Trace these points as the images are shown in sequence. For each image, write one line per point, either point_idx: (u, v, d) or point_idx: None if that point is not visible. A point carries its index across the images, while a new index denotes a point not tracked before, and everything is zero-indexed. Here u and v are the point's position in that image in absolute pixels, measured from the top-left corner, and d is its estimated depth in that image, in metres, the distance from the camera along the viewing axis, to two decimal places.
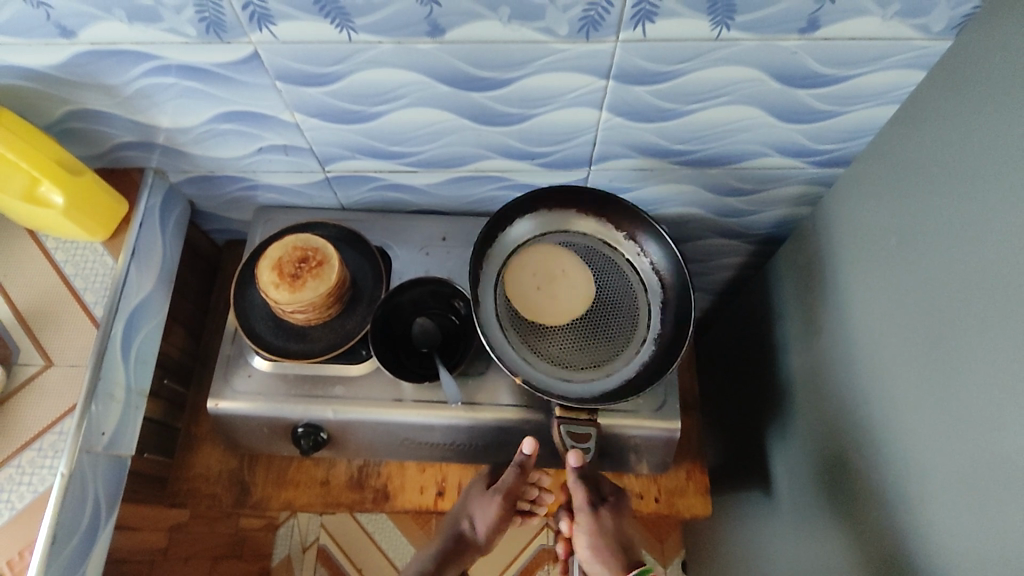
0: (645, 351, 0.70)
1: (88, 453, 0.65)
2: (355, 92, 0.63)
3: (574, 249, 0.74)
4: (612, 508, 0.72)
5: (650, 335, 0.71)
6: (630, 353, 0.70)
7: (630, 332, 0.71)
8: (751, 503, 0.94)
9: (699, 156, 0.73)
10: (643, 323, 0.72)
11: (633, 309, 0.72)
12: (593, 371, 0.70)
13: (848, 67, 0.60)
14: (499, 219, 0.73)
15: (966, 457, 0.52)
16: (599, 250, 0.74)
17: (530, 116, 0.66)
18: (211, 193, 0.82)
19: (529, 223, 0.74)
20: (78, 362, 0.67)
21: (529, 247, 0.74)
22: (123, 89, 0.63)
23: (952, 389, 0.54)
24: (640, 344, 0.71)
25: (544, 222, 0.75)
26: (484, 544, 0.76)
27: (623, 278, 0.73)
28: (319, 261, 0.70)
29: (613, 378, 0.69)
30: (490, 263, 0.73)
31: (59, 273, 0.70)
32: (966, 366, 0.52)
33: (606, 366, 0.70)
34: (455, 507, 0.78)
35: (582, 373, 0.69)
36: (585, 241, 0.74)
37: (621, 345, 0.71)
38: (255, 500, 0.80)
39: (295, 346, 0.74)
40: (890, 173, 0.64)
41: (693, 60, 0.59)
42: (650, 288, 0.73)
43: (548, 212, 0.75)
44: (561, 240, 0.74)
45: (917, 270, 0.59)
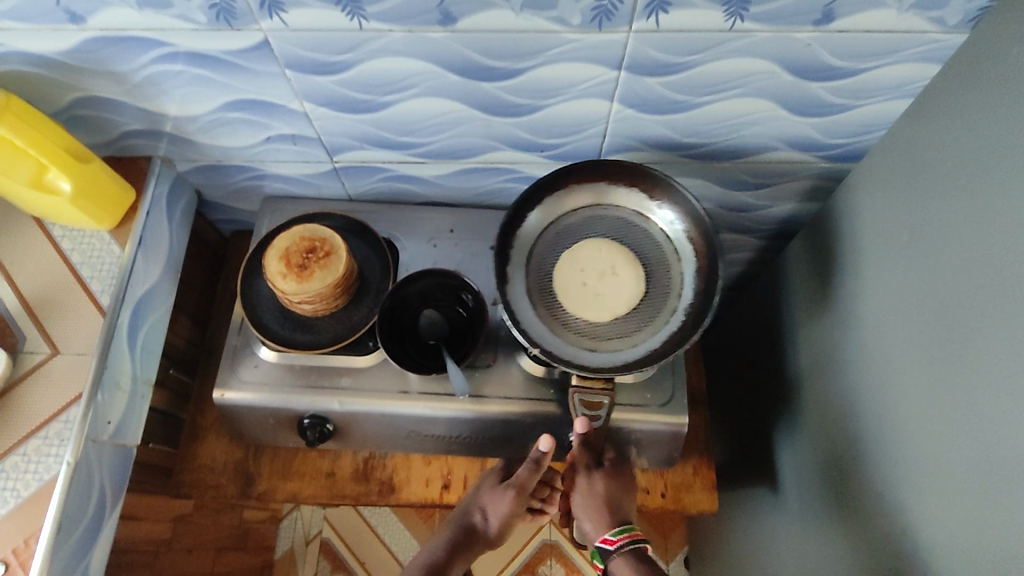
0: (676, 321, 0.67)
1: (94, 442, 0.65)
2: (365, 81, 0.62)
3: (603, 222, 0.72)
4: (609, 471, 0.73)
5: (682, 306, 0.68)
6: (660, 322, 0.68)
7: (663, 303, 0.69)
8: (756, 500, 0.94)
9: (710, 149, 0.73)
10: (675, 293, 0.69)
11: (666, 279, 0.69)
12: (622, 343, 0.67)
13: (862, 59, 0.60)
14: (524, 196, 0.72)
15: (976, 454, 0.52)
16: (631, 221, 0.72)
17: (540, 107, 0.66)
18: (217, 182, 0.82)
19: (551, 201, 0.72)
20: (84, 350, 0.66)
21: (556, 223, 0.72)
22: (131, 76, 0.63)
23: (962, 385, 0.54)
24: (671, 314, 0.68)
25: (568, 196, 0.73)
26: (495, 538, 0.76)
27: (656, 247, 0.71)
28: (326, 252, 0.70)
29: (641, 350, 0.67)
30: (518, 239, 0.72)
31: (66, 261, 0.70)
32: (977, 361, 0.52)
33: (635, 337, 0.67)
34: (467, 497, 0.78)
35: (610, 346, 0.67)
36: (615, 213, 0.72)
37: (652, 316, 0.68)
38: (260, 491, 0.80)
39: (301, 337, 0.73)
40: (902, 167, 0.63)
41: (705, 51, 0.58)
42: (683, 254, 0.70)
43: (577, 187, 0.72)
44: (589, 213, 0.72)
45: (929, 265, 0.58)
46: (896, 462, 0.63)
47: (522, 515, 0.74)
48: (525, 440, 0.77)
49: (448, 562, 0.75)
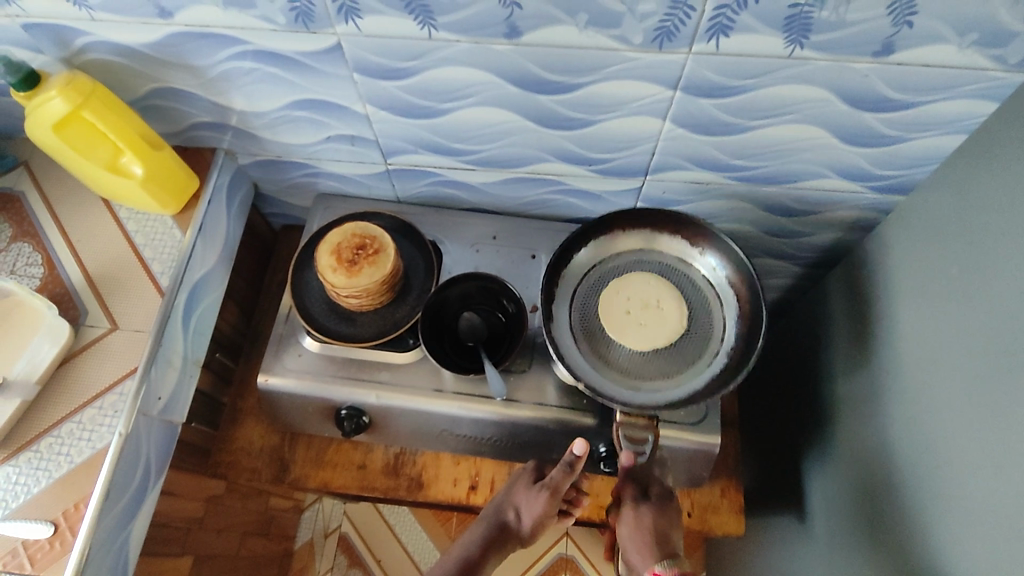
0: (716, 363, 0.71)
1: (145, 416, 0.67)
2: (428, 88, 0.65)
3: (647, 267, 0.76)
4: (654, 505, 0.70)
5: (723, 349, 0.72)
6: (700, 365, 0.71)
7: (703, 344, 0.72)
8: (783, 528, 0.93)
9: (758, 173, 0.73)
10: (715, 336, 0.73)
11: (708, 322, 0.73)
12: (664, 380, 0.71)
13: (919, 93, 0.60)
14: (577, 235, 0.75)
15: (1010, 492, 0.51)
16: (676, 267, 0.75)
17: (593, 121, 0.67)
18: (274, 177, 0.85)
19: (602, 240, 0.77)
20: (142, 327, 0.70)
21: (602, 269, 0.76)
22: (208, 71, 0.66)
23: (1002, 421, 0.53)
24: (712, 356, 0.72)
25: (613, 241, 0.77)
26: (528, 536, 0.75)
27: (697, 292, 0.74)
28: (376, 249, 0.73)
29: (683, 387, 0.70)
30: (570, 277, 0.76)
31: (130, 242, 0.73)
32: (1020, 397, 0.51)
33: (675, 376, 0.71)
34: (501, 494, 0.77)
35: (651, 384, 0.71)
36: (660, 259, 0.76)
37: (692, 356, 0.72)
38: (293, 478, 0.82)
39: (345, 330, 0.76)
40: (954, 201, 0.63)
41: (763, 76, 0.59)
42: (725, 299, 0.74)
43: (623, 233, 0.77)
44: (635, 256, 0.76)
45: (977, 298, 0.58)
46: (929, 496, 0.62)
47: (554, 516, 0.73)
48: (555, 448, 0.77)
49: (480, 558, 0.74)
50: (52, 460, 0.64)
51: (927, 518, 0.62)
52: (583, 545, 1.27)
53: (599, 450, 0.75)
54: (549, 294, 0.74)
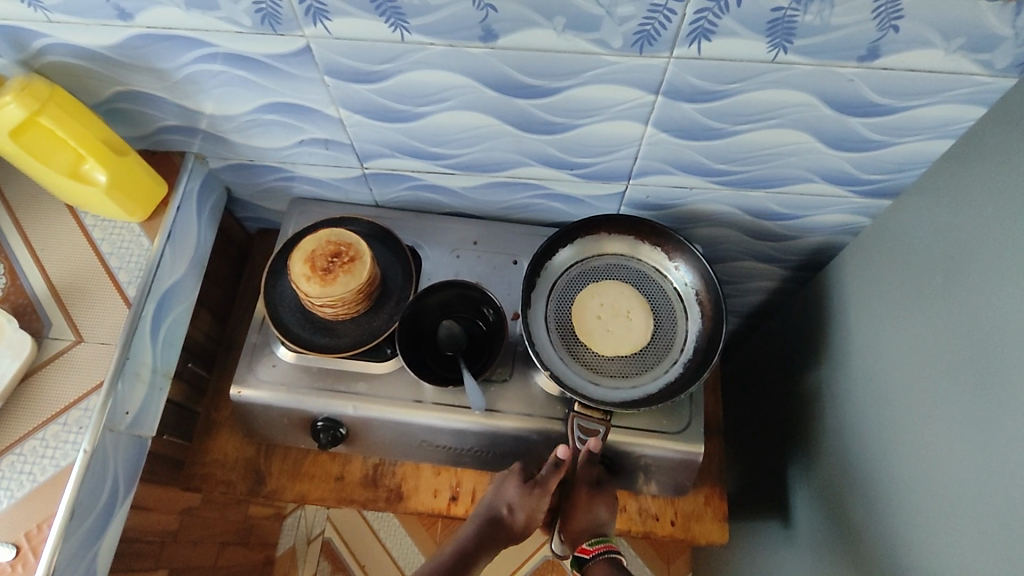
0: (675, 370, 0.71)
1: (111, 431, 0.65)
2: (403, 92, 0.63)
3: (623, 271, 0.75)
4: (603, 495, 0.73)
5: (683, 358, 0.72)
6: (659, 372, 0.71)
7: (665, 352, 0.72)
8: (767, 533, 0.93)
9: (742, 177, 0.72)
10: (679, 345, 0.73)
11: (671, 333, 0.73)
12: (623, 382, 0.71)
13: (905, 98, 0.58)
14: (562, 232, 0.75)
15: (994, 507, 0.51)
16: (649, 274, 0.75)
17: (574, 126, 0.66)
18: (247, 181, 0.82)
19: (581, 242, 0.76)
20: (108, 340, 0.67)
21: (578, 267, 0.76)
22: (173, 73, 0.64)
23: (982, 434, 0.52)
24: (672, 364, 0.72)
25: (596, 241, 0.76)
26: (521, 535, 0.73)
27: (666, 302, 0.74)
28: (351, 257, 0.71)
29: (640, 390, 0.70)
30: (546, 274, 0.75)
31: (95, 251, 0.71)
32: (1001, 410, 0.51)
33: (636, 378, 0.71)
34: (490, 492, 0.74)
35: (611, 381, 0.71)
36: (635, 265, 0.76)
37: (652, 362, 0.72)
38: (269, 491, 0.80)
39: (321, 340, 0.74)
40: (940, 207, 0.62)
41: (746, 81, 0.58)
42: (690, 312, 0.73)
43: (605, 235, 0.76)
44: (615, 259, 0.76)
45: (959, 307, 0.57)
46: (911, 506, 0.62)
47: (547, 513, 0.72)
48: (536, 458, 0.76)
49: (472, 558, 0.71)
50: (14, 479, 0.62)
51: (908, 529, 0.62)
52: None
53: None
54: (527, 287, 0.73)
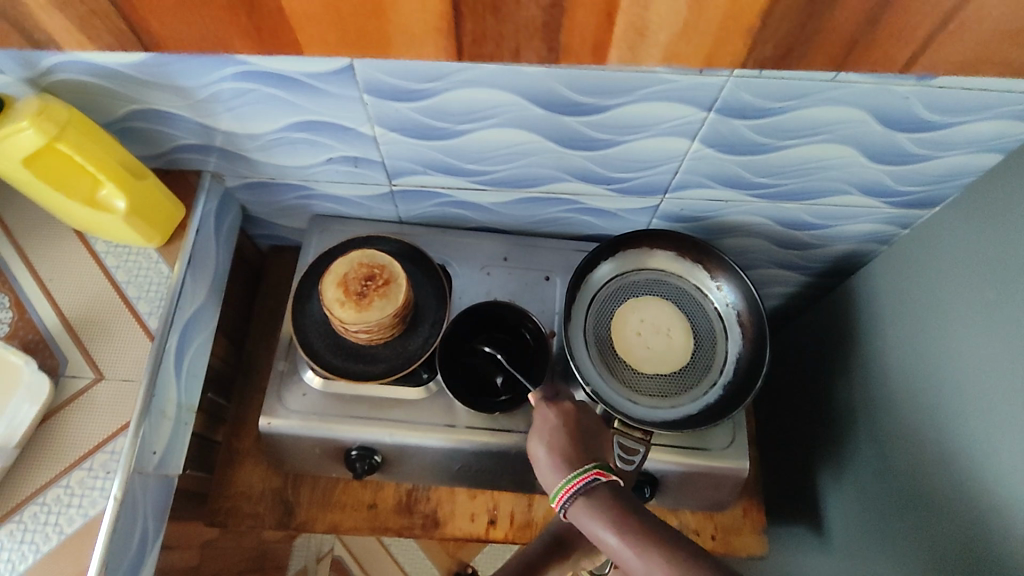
0: (713, 393, 0.70)
1: (139, 473, 0.61)
2: (446, 110, 0.60)
3: (664, 287, 0.75)
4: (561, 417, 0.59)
5: (721, 381, 0.71)
6: (696, 393, 0.70)
7: (703, 374, 0.71)
8: (792, 538, 0.94)
9: (781, 190, 0.71)
10: (717, 368, 0.72)
11: (710, 355, 0.72)
12: (661, 402, 0.70)
13: (956, 114, 0.58)
14: (605, 243, 0.74)
15: None
16: (690, 293, 0.74)
17: (619, 142, 0.64)
18: (264, 199, 0.78)
19: (624, 256, 0.75)
20: (131, 376, 0.63)
21: (618, 281, 0.75)
22: (197, 92, 0.60)
23: None
24: (710, 386, 0.71)
25: (639, 256, 0.75)
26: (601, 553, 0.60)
27: (706, 323, 0.73)
28: (386, 280, 0.68)
29: (677, 411, 0.69)
30: (586, 286, 0.74)
31: (111, 280, 0.66)
32: None
33: (673, 399, 0.70)
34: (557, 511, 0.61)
35: (649, 399, 0.70)
36: (677, 282, 0.75)
37: (690, 383, 0.71)
38: (299, 522, 0.77)
39: (357, 366, 0.70)
40: (988, 221, 0.62)
41: (802, 98, 0.57)
42: (730, 333, 0.73)
43: (649, 250, 0.75)
44: (657, 275, 0.75)
45: (1017, 325, 0.57)
46: (957, 520, 0.62)
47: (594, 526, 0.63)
48: None
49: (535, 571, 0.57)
50: (38, 531, 0.57)
51: (953, 542, 0.62)
52: None
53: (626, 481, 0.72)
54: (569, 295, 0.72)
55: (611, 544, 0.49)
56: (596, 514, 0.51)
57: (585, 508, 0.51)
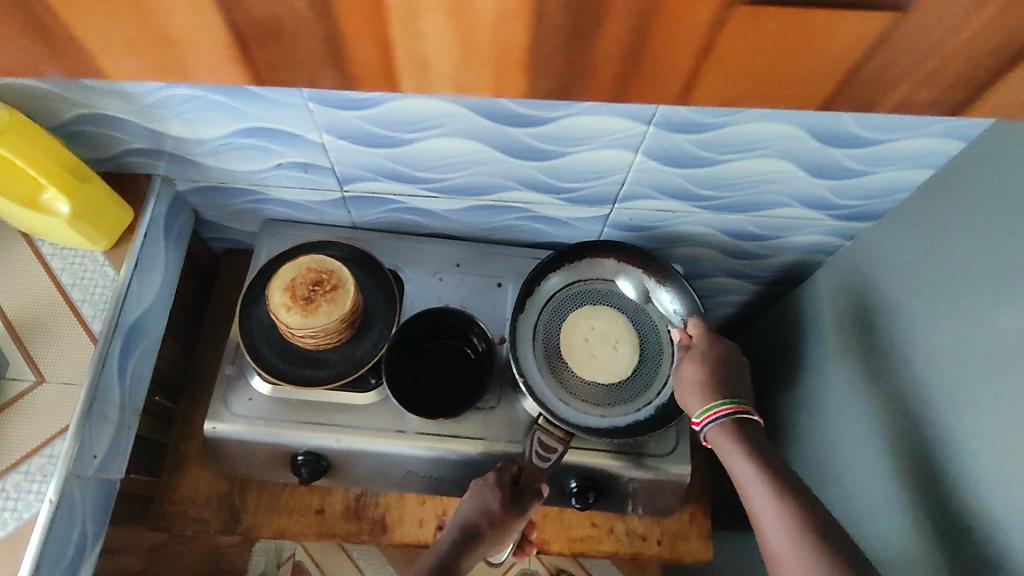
0: (643, 412, 0.71)
1: (78, 478, 0.61)
2: (390, 119, 0.60)
3: (623, 301, 0.76)
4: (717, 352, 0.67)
5: (656, 402, 0.71)
6: (628, 407, 0.71)
7: (641, 392, 0.72)
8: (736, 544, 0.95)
9: (725, 203, 0.73)
10: (655, 389, 0.72)
11: (652, 375, 0.72)
12: (591, 408, 0.70)
13: (888, 132, 0.60)
14: (572, 247, 0.75)
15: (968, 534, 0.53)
16: (649, 313, 0.75)
17: (564, 153, 0.65)
18: (216, 203, 0.78)
19: (594, 264, 0.76)
20: (73, 380, 0.63)
21: (579, 285, 0.76)
22: (142, 98, 0.60)
23: (957, 465, 0.54)
24: (643, 405, 0.71)
25: (605, 266, 0.76)
26: (512, 524, 0.66)
27: (657, 344, 0.74)
28: (333, 285, 0.68)
29: (603, 419, 0.70)
30: (547, 285, 0.75)
31: (55, 282, 0.66)
32: (977, 444, 0.52)
33: (606, 408, 0.71)
34: (467, 496, 0.67)
35: (580, 403, 0.70)
36: (638, 299, 0.76)
37: (625, 397, 0.71)
38: (245, 527, 0.77)
39: (303, 372, 0.71)
40: (918, 234, 0.64)
41: (737, 114, 0.58)
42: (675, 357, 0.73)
43: (616, 262, 0.76)
44: (621, 288, 0.76)
45: (938, 335, 0.58)
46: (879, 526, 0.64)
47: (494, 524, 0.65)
48: None
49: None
50: None
51: (873, 548, 0.64)
52: (546, 561, 1.31)
53: (571, 486, 0.73)
54: (525, 289, 0.74)
55: (747, 470, 0.57)
56: (737, 443, 0.60)
57: (724, 438, 0.61)
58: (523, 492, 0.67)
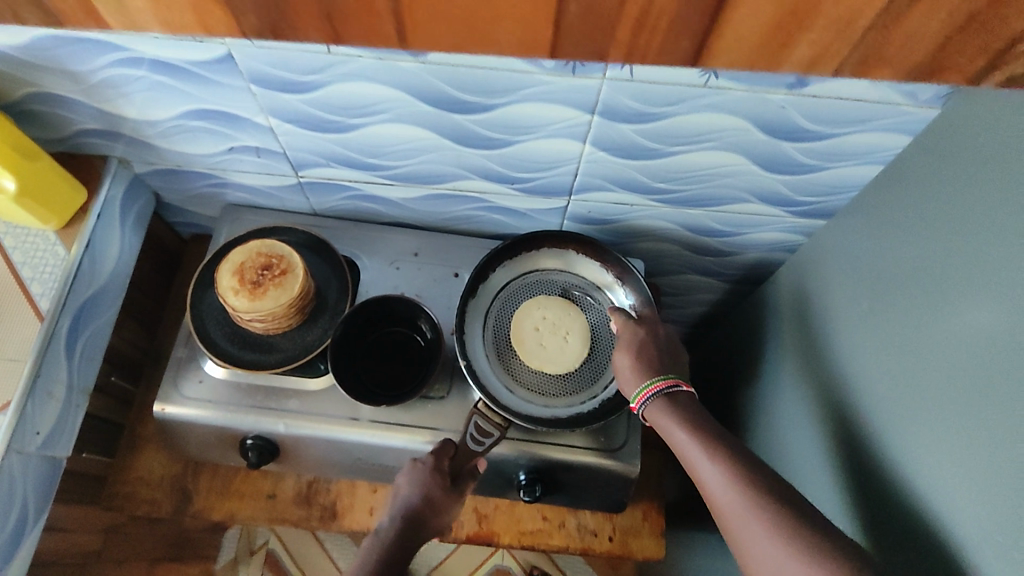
0: (588, 405, 0.70)
1: (18, 453, 0.62)
2: (333, 103, 0.61)
3: (578, 293, 0.75)
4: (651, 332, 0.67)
5: (602, 395, 0.71)
6: (572, 398, 0.71)
7: (587, 384, 0.71)
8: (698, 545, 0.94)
9: (681, 196, 0.72)
10: (602, 382, 0.72)
11: (600, 368, 0.72)
12: (536, 398, 0.70)
13: (835, 125, 0.59)
14: (529, 236, 0.75)
15: (898, 534, 0.52)
16: (603, 306, 0.75)
17: (512, 142, 0.65)
18: (176, 186, 0.79)
19: (551, 254, 0.76)
20: (18, 356, 0.63)
21: (535, 275, 0.75)
22: (88, 77, 0.60)
23: (892, 464, 0.53)
24: (589, 397, 0.71)
25: (562, 257, 0.76)
26: (451, 508, 0.66)
27: (608, 338, 0.73)
28: (283, 270, 0.68)
29: (546, 410, 0.70)
30: (502, 273, 0.75)
31: (6, 260, 0.67)
32: (909, 443, 0.51)
33: (550, 398, 0.70)
34: (401, 483, 0.65)
35: (525, 391, 0.70)
36: (594, 291, 0.75)
37: (571, 388, 0.71)
38: (195, 510, 0.77)
39: (252, 356, 0.71)
40: (868, 231, 0.63)
41: (680, 104, 0.57)
42: None
43: (574, 253, 0.76)
44: (576, 280, 0.75)
45: (880, 332, 0.57)
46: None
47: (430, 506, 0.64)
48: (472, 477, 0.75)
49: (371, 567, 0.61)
50: None
51: None
52: (518, 558, 1.30)
53: (519, 478, 0.73)
54: (478, 275, 0.73)
55: (682, 437, 0.58)
56: (668, 412, 0.60)
57: (657, 409, 0.61)
58: (459, 475, 0.66)
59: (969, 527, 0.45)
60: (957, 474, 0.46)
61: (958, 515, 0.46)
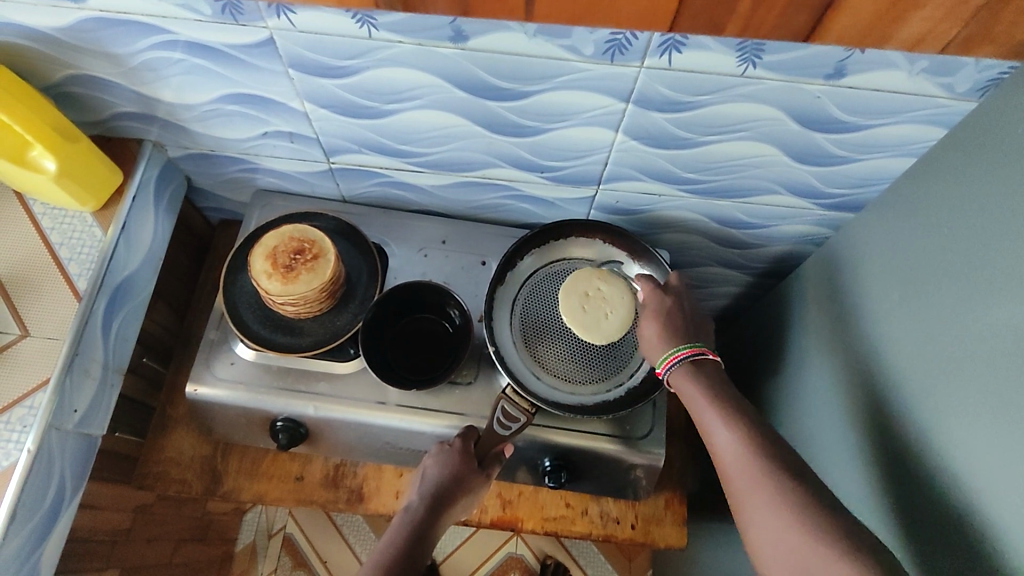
0: (614, 393, 0.71)
1: (57, 430, 0.63)
2: (369, 88, 0.61)
3: None
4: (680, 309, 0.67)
5: (627, 384, 0.71)
6: (599, 386, 0.71)
7: (613, 372, 0.71)
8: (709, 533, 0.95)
9: (710, 186, 0.72)
10: (629, 371, 0.72)
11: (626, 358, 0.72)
12: (562, 385, 0.70)
13: (870, 116, 0.59)
14: (559, 226, 0.76)
15: (928, 524, 0.52)
16: None
17: (545, 130, 0.65)
18: (208, 171, 0.80)
19: (580, 243, 0.76)
20: (56, 335, 0.64)
21: (565, 264, 0.76)
22: (128, 60, 0.61)
23: (922, 454, 0.54)
24: (615, 386, 0.71)
25: (591, 247, 0.76)
26: (477, 491, 0.66)
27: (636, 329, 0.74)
28: (315, 254, 0.69)
29: (573, 397, 0.70)
30: (531, 261, 0.76)
31: (45, 241, 0.68)
32: (940, 431, 0.52)
33: (576, 386, 0.71)
34: (429, 465, 0.66)
35: (552, 378, 0.70)
36: None
37: (598, 376, 0.71)
38: (225, 490, 0.78)
39: (283, 339, 0.72)
40: (898, 223, 0.63)
41: (716, 93, 0.58)
42: None
43: (602, 243, 0.76)
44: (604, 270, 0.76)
45: (912, 324, 0.57)
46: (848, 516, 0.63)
47: (458, 491, 0.65)
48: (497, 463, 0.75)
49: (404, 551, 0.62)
50: None
51: None
52: (533, 546, 1.31)
53: (544, 464, 0.73)
54: (507, 263, 0.74)
55: (710, 415, 0.58)
56: (694, 385, 0.61)
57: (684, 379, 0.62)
58: (485, 459, 0.68)
59: (1001, 517, 0.45)
60: (994, 464, 0.46)
61: (992, 505, 0.46)
